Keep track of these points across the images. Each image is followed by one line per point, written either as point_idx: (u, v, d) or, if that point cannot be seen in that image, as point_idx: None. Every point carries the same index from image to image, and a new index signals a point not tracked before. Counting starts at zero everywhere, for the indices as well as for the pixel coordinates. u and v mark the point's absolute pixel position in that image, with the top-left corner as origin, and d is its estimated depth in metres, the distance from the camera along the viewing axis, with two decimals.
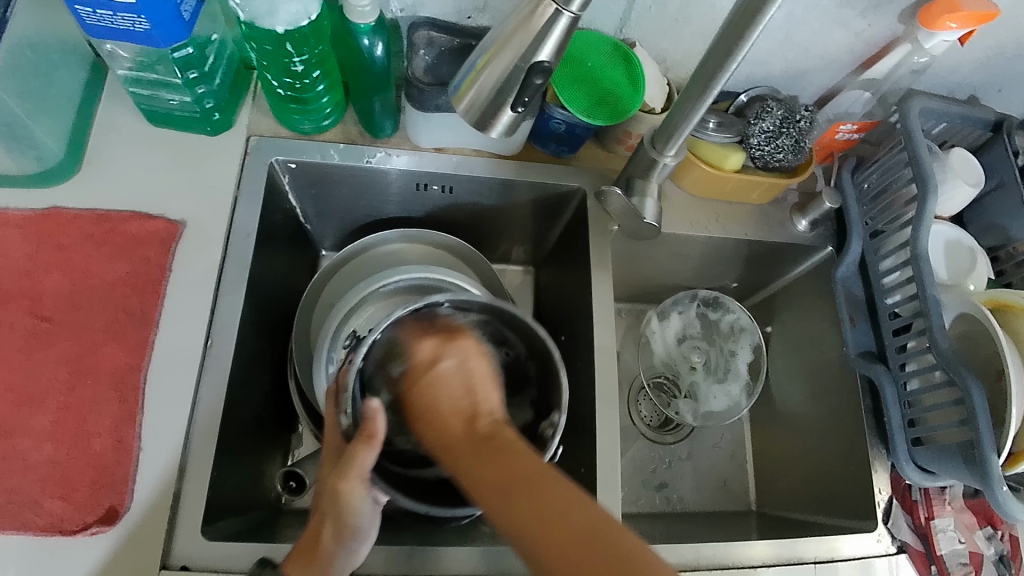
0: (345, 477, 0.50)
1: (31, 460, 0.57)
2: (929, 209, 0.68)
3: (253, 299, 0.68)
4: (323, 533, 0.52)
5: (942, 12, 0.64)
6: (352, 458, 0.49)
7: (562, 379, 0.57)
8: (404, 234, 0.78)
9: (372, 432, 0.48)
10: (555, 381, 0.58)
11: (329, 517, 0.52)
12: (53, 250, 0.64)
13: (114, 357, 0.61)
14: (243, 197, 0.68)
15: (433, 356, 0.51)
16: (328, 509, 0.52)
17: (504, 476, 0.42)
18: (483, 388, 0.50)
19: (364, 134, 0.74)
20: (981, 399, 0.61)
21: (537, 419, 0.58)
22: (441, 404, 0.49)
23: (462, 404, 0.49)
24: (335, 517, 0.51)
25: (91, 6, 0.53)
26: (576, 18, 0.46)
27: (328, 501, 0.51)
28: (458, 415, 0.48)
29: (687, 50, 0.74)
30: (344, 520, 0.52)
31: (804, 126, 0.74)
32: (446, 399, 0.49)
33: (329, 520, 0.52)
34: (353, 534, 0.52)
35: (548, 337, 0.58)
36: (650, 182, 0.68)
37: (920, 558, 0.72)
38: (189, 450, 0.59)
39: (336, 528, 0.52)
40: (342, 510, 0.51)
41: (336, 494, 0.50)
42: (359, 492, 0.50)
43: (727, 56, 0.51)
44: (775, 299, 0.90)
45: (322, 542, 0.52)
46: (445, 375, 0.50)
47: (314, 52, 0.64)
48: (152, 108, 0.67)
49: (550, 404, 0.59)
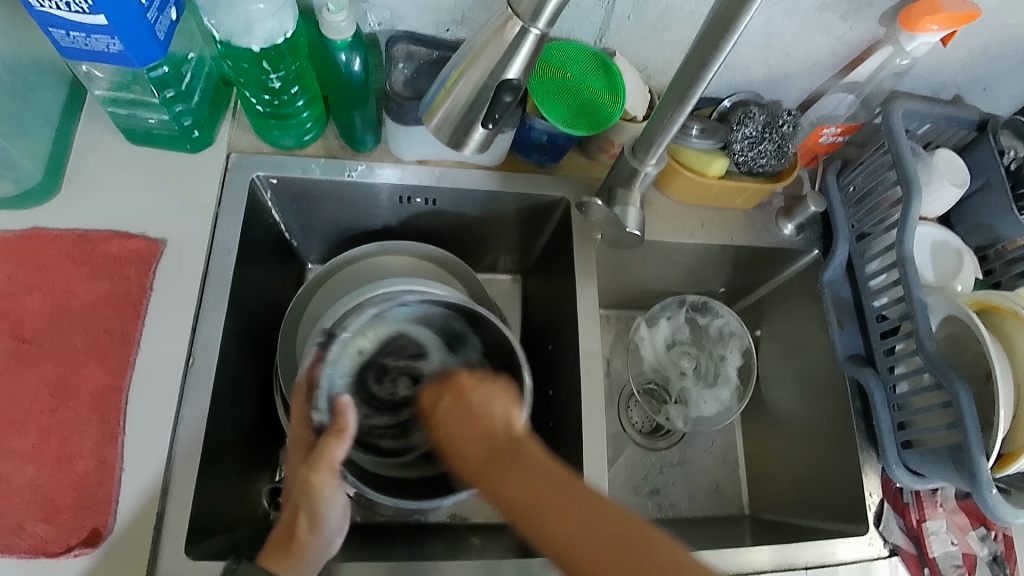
0: (316, 468, 0.56)
1: (12, 483, 0.57)
2: (914, 210, 0.68)
3: (236, 316, 0.68)
4: (297, 524, 0.56)
5: (924, 14, 0.64)
6: (322, 450, 0.56)
7: (526, 378, 0.66)
8: (381, 246, 0.78)
9: (342, 425, 0.57)
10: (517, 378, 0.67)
11: (301, 509, 0.56)
12: (33, 271, 0.63)
13: (95, 377, 0.61)
14: (224, 214, 0.68)
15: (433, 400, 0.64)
16: (299, 500, 0.57)
17: (536, 493, 0.50)
18: (489, 403, 0.58)
19: (346, 148, 0.74)
20: (969, 402, 0.61)
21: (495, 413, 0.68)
22: (466, 439, 0.57)
23: (480, 424, 0.57)
24: (307, 506, 0.56)
25: (65, 28, 0.53)
26: (544, 34, 0.46)
27: (300, 491, 0.57)
28: (475, 434, 0.57)
29: (667, 56, 0.74)
30: (316, 508, 0.57)
31: (788, 131, 0.74)
32: (462, 426, 0.58)
33: (303, 510, 0.56)
34: (323, 524, 0.57)
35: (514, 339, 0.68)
36: (632, 192, 0.68)
37: (912, 561, 0.71)
38: (174, 471, 0.59)
39: (310, 516, 0.56)
40: (313, 501, 0.56)
41: (307, 485, 0.56)
42: (329, 484, 0.57)
43: (702, 66, 0.51)
44: (763, 303, 0.90)
45: (297, 534, 0.56)
46: (455, 410, 0.60)
47: (291, 68, 0.63)
48: (130, 127, 0.67)
49: None
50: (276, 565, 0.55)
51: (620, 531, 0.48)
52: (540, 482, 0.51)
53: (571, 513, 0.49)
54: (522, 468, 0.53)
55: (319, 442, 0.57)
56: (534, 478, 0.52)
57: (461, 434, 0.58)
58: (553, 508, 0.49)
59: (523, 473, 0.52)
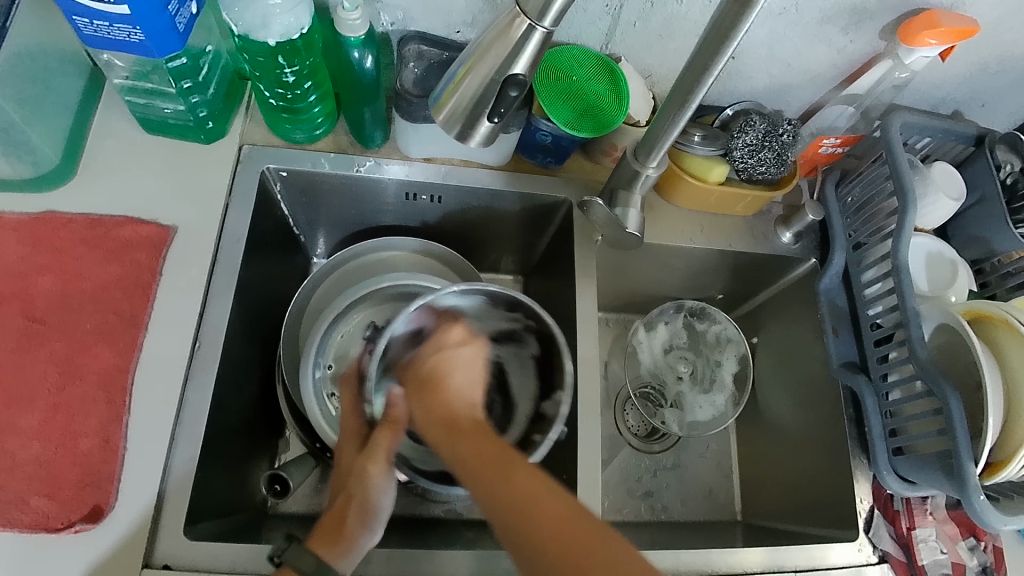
0: (372, 459, 0.56)
1: (18, 458, 0.58)
2: (910, 221, 0.69)
3: (242, 304, 0.69)
4: (348, 516, 0.55)
5: (922, 28, 0.65)
6: (377, 443, 0.57)
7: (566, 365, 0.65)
8: (421, 245, 0.79)
9: (397, 416, 0.58)
10: (559, 365, 0.66)
11: (354, 500, 0.55)
12: (47, 253, 0.65)
13: (103, 358, 0.62)
14: (234, 204, 0.70)
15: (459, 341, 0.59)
16: (353, 492, 0.56)
17: (493, 459, 0.49)
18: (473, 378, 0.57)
19: (355, 144, 0.75)
20: (959, 409, 0.62)
21: (540, 401, 0.67)
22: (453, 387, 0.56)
23: (467, 396, 0.56)
24: (359, 498, 0.55)
25: (89, 16, 0.55)
26: (550, 33, 0.47)
27: (354, 480, 0.56)
28: (458, 404, 0.55)
29: (672, 64, 0.75)
30: (367, 500, 0.55)
31: (787, 140, 0.75)
32: (456, 387, 0.56)
33: (354, 501, 0.55)
34: (375, 517, 0.55)
35: (553, 325, 0.67)
36: (633, 194, 0.69)
37: (902, 567, 0.72)
38: (176, 452, 0.60)
39: (360, 506, 0.55)
40: (368, 493, 0.56)
41: (362, 475, 0.56)
42: (382, 475, 0.57)
43: (703, 71, 0.53)
44: (761, 310, 0.91)
45: (347, 524, 0.54)
46: (453, 359, 0.57)
47: (305, 63, 0.66)
48: (146, 117, 0.69)
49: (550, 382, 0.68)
50: (330, 556, 0.53)
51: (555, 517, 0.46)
52: (499, 456, 0.49)
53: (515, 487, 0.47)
54: (483, 442, 0.51)
55: (374, 435, 0.58)
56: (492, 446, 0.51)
57: (450, 395, 0.55)
58: (511, 486, 0.47)
59: (486, 448, 0.50)
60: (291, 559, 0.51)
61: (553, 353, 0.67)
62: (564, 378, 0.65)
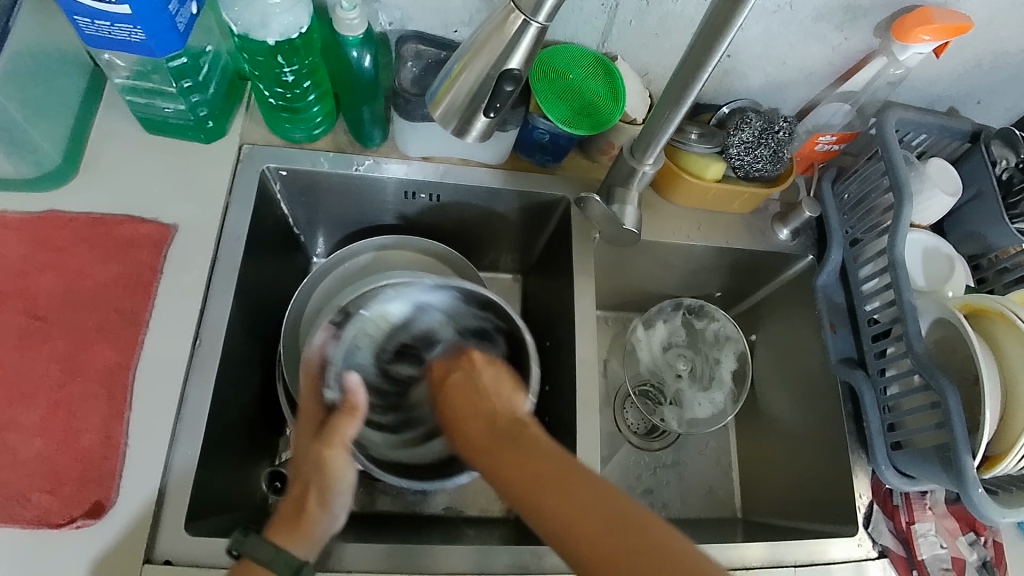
0: (328, 445, 0.58)
1: (20, 454, 0.59)
2: (906, 216, 0.69)
3: (242, 302, 0.69)
4: (307, 500, 0.56)
5: (915, 25, 0.66)
6: (335, 427, 0.59)
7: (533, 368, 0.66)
8: (397, 239, 0.80)
9: (354, 403, 0.60)
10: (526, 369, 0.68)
11: (312, 485, 0.57)
12: (48, 251, 0.65)
13: (104, 355, 0.63)
14: (234, 202, 0.70)
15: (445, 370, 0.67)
16: (311, 477, 0.57)
17: (528, 458, 0.52)
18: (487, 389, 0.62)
19: (354, 143, 0.76)
20: (957, 402, 0.62)
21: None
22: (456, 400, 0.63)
23: (486, 405, 0.60)
24: (318, 483, 0.57)
25: (90, 16, 0.55)
26: (544, 28, 0.48)
27: (311, 466, 0.58)
28: (481, 419, 0.59)
29: (667, 62, 0.76)
30: (326, 486, 0.57)
31: (783, 137, 0.76)
32: (458, 396, 0.63)
33: (314, 487, 0.57)
34: (335, 501, 0.57)
35: (523, 325, 0.68)
36: (630, 191, 0.70)
37: (902, 562, 0.72)
38: (177, 448, 0.61)
39: (320, 491, 0.56)
40: (325, 477, 0.57)
41: (318, 459, 0.58)
42: (340, 461, 0.58)
43: (698, 67, 0.54)
44: (759, 307, 0.91)
45: (306, 508, 0.56)
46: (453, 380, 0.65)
47: (304, 63, 0.67)
48: (148, 117, 0.70)
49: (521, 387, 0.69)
50: (287, 542, 0.54)
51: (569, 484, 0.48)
52: (536, 455, 0.52)
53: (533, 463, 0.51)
54: (520, 445, 0.54)
55: (331, 421, 0.60)
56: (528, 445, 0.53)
57: (464, 406, 0.62)
58: (528, 466, 0.51)
59: (522, 449, 0.53)
60: (249, 550, 0.53)
61: (523, 355, 0.69)
62: (532, 380, 0.66)
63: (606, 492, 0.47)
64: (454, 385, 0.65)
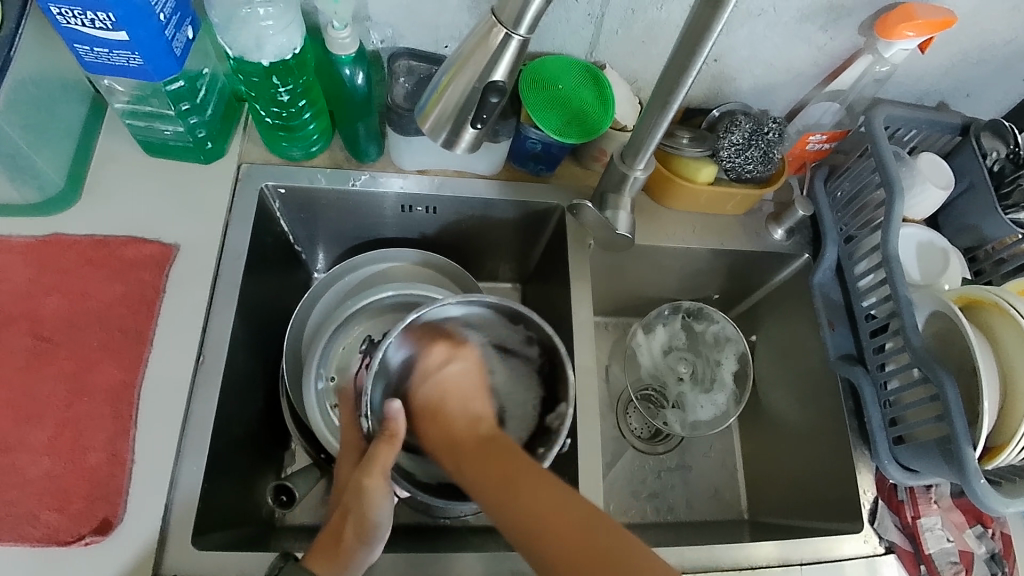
0: (368, 475, 0.55)
1: (28, 474, 0.60)
2: (898, 211, 0.70)
3: (244, 318, 0.70)
4: (344, 531, 0.56)
5: (899, 21, 0.67)
6: (374, 457, 0.55)
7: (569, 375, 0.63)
8: (420, 255, 0.81)
9: (394, 430, 0.55)
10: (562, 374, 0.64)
11: (350, 516, 0.56)
12: (53, 274, 0.67)
13: (109, 374, 0.64)
14: (234, 220, 0.72)
15: (443, 360, 0.62)
16: (351, 508, 0.56)
17: (506, 477, 0.52)
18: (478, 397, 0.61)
19: (351, 159, 0.77)
20: (955, 393, 0.63)
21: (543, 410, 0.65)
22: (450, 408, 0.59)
23: (469, 414, 0.59)
24: (357, 517, 0.55)
25: (89, 44, 0.57)
26: (526, 40, 0.49)
27: (351, 496, 0.56)
28: (462, 426, 0.58)
29: (656, 68, 0.77)
30: (365, 517, 0.55)
31: (773, 138, 0.77)
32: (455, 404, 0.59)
33: (351, 519, 0.56)
34: (374, 533, 0.56)
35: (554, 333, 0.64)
36: (622, 197, 0.71)
37: (909, 558, 0.72)
38: (182, 465, 0.61)
39: (357, 524, 0.55)
40: (364, 511, 0.55)
41: (360, 490, 0.55)
42: (381, 490, 0.56)
43: (682, 71, 0.55)
44: (758, 308, 0.92)
45: (343, 539, 0.55)
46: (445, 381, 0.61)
47: (298, 82, 0.67)
48: (147, 139, 0.71)
49: (555, 397, 0.65)
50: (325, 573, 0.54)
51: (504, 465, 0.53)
52: (522, 474, 0.51)
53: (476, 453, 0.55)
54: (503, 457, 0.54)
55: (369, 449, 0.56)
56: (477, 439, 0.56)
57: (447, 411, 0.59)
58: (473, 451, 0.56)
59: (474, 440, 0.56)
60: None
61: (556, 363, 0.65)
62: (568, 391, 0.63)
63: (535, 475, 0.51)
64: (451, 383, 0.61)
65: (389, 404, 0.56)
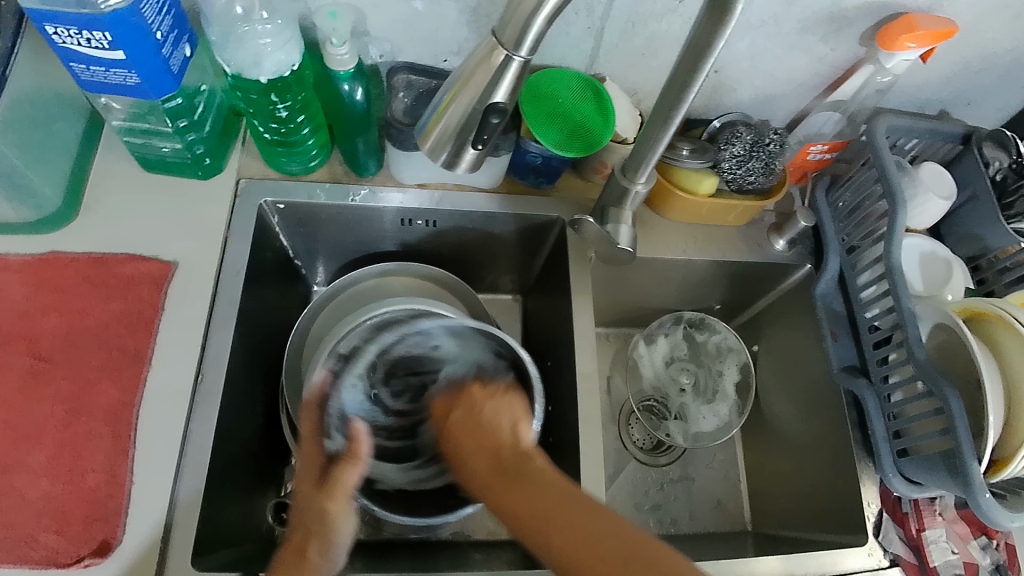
0: (332, 496, 0.57)
1: (27, 495, 0.59)
2: (900, 223, 0.69)
3: (243, 334, 0.70)
4: (309, 547, 0.54)
5: (900, 33, 0.66)
6: (337, 475, 0.58)
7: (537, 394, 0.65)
8: (378, 274, 0.81)
9: (357, 452, 0.60)
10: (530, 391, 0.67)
11: (315, 533, 0.55)
12: (50, 293, 0.66)
13: (108, 394, 0.63)
14: (233, 236, 0.71)
15: (449, 404, 0.67)
16: (314, 527, 0.56)
17: (529, 484, 0.53)
18: (497, 421, 0.62)
19: (350, 172, 0.77)
20: (959, 407, 0.62)
21: None
22: (480, 435, 0.61)
23: (488, 437, 0.60)
24: (320, 531, 0.55)
25: (86, 63, 0.57)
26: (527, 61, 0.49)
27: (314, 517, 0.56)
28: (483, 447, 0.60)
29: (656, 80, 0.77)
30: (328, 535, 0.55)
31: (775, 149, 0.76)
32: (478, 432, 0.61)
33: (314, 536, 0.55)
34: (336, 550, 0.55)
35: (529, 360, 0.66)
36: (623, 210, 0.70)
37: (914, 570, 0.71)
38: (181, 485, 0.61)
39: (321, 541, 0.55)
40: (328, 527, 0.56)
41: (323, 510, 0.57)
42: (346, 510, 0.57)
43: (683, 87, 0.54)
44: (759, 318, 0.92)
45: (307, 557, 0.54)
46: (478, 414, 0.63)
47: (297, 98, 0.67)
48: (145, 155, 0.71)
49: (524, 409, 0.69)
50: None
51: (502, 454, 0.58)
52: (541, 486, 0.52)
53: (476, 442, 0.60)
54: (532, 481, 0.53)
55: (332, 469, 0.59)
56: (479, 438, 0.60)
57: (469, 444, 0.61)
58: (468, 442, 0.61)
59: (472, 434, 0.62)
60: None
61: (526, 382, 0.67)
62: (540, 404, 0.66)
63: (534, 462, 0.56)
64: (456, 428, 0.64)
65: (353, 427, 0.62)
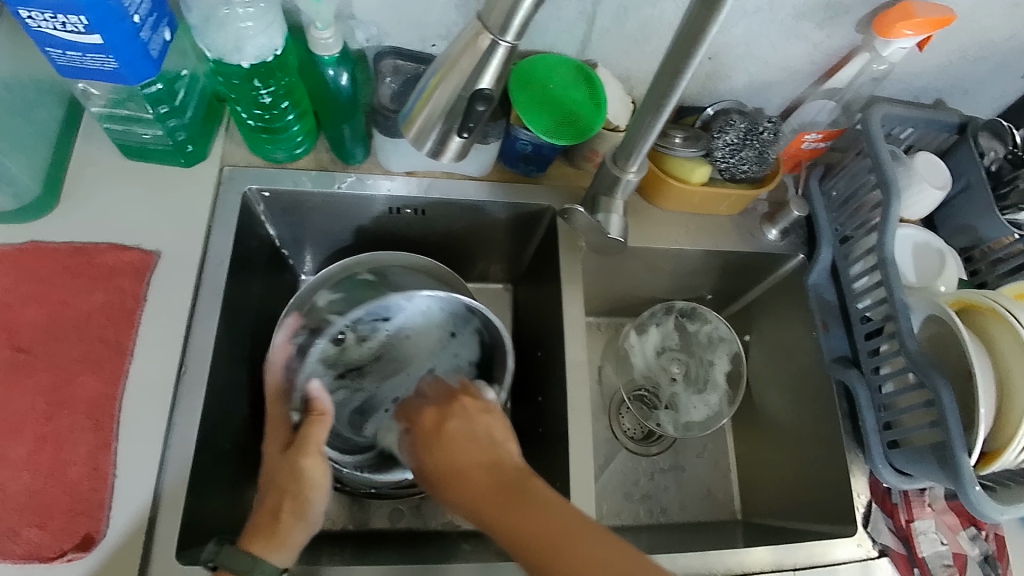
0: (305, 454, 0.59)
1: (8, 489, 0.58)
2: (894, 213, 0.69)
3: (228, 325, 0.69)
4: (283, 510, 0.57)
5: (897, 20, 0.65)
6: (307, 435, 0.59)
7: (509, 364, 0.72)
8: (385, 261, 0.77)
9: (321, 409, 0.60)
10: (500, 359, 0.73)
11: (288, 495, 0.57)
12: (30, 283, 0.65)
13: (90, 386, 0.62)
14: (217, 225, 0.70)
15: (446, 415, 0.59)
16: (288, 487, 0.57)
17: (511, 495, 0.51)
18: (493, 438, 0.56)
19: (336, 160, 0.76)
20: (951, 400, 0.62)
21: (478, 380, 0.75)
22: (460, 448, 0.55)
23: (477, 453, 0.55)
24: (293, 493, 0.57)
25: (61, 47, 0.55)
26: (513, 47, 0.48)
27: (287, 477, 0.58)
28: (464, 461, 0.54)
29: (649, 67, 0.76)
30: (303, 496, 0.57)
31: (769, 137, 0.76)
32: (462, 448, 0.56)
33: (288, 496, 0.57)
34: (310, 510, 0.58)
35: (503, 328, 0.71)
36: (615, 199, 0.69)
37: (903, 561, 0.72)
38: (166, 478, 0.60)
39: (295, 502, 0.57)
40: (303, 487, 0.58)
41: (296, 467, 0.58)
42: (319, 466, 0.59)
43: (675, 76, 0.53)
44: (752, 307, 0.91)
45: (281, 520, 0.56)
46: (455, 431, 0.57)
47: (280, 84, 0.65)
48: (126, 142, 0.69)
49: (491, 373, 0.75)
50: (266, 552, 0.55)
51: (476, 465, 0.54)
52: (531, 499, 0.50)
53: (451, 447, 0.56)
54: (527, 500, 0.50)
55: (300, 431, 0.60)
56: (458, 450, 0.56)
57: (454, 457, 0.55)
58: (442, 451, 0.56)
59: (443, 445, 0.56)
60: (225, 561, 0.54)
61: (497, 349, 0.74)
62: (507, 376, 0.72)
63: (523, 486, 0.51)
64: (454, 433, 0.57)
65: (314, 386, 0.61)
